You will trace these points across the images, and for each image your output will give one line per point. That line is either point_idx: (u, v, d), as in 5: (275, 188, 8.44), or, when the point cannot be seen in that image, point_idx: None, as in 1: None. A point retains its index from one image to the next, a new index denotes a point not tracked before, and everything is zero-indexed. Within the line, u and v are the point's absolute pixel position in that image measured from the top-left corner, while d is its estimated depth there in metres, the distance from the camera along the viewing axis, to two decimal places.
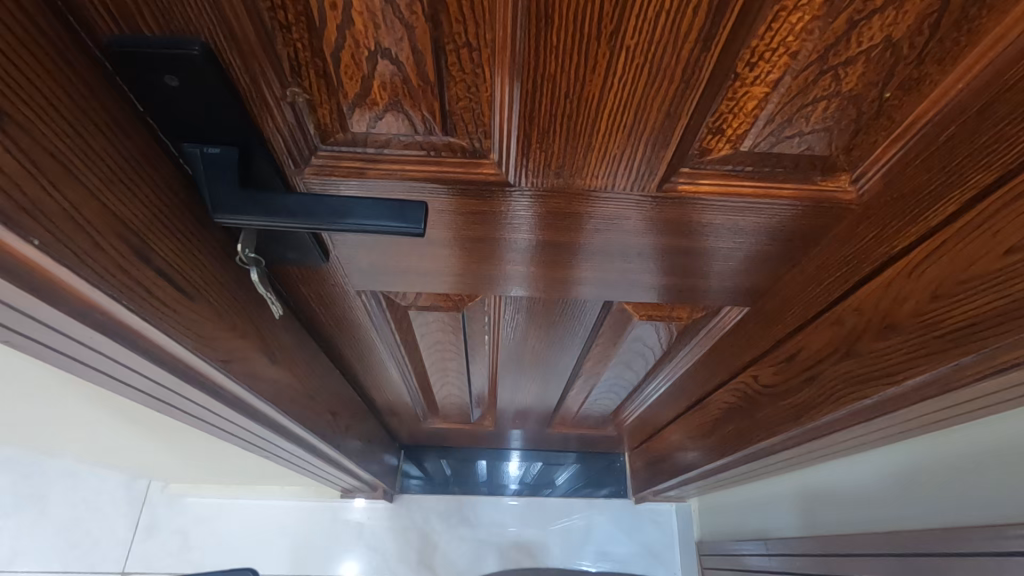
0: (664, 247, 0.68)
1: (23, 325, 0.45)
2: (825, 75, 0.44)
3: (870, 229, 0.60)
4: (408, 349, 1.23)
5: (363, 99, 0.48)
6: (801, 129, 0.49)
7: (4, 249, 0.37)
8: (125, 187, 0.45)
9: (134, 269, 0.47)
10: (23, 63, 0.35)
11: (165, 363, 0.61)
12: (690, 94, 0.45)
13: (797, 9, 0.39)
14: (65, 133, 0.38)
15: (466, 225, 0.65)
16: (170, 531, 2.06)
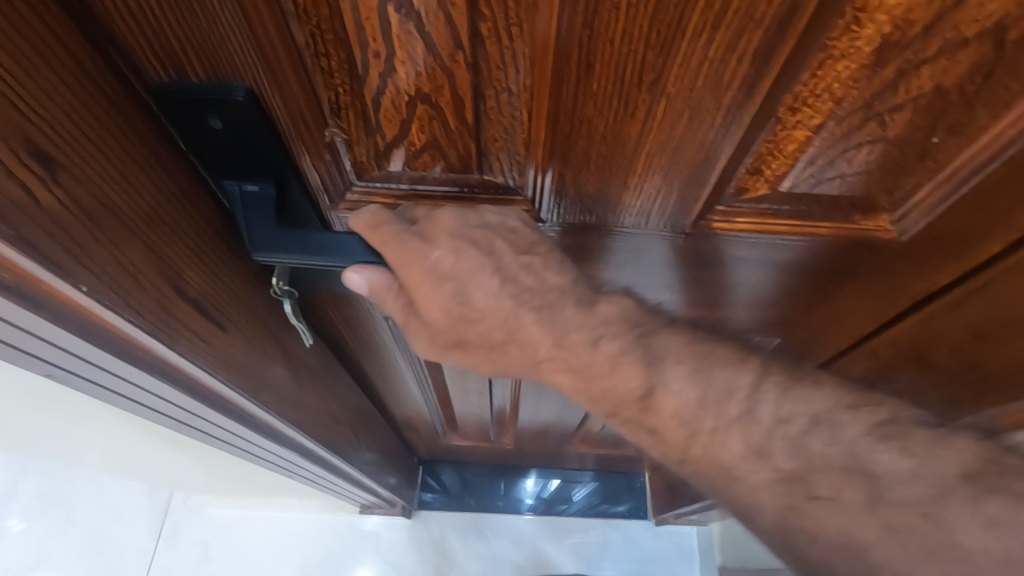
0: (693, 279, 0.67)
1: (68, 363, 0.46)
2: (870, 121, 0.44)
3: (909, 264, 0.57)
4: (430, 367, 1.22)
5: (401, 140, 0.49)
6: (843, 172, 0.50)
7: (53, 294, 0.38)
8: (168, 228, 0.45)
9: (175, 307, 0.47)
10: (78, 115, 0.36)
11: (195, 393, 0.61)
12: (729, 136, 0.45)
13: (845, 56, 0.39)
14: (114, 178, 0.39)
15: None
16: (191, 542, 2.06)
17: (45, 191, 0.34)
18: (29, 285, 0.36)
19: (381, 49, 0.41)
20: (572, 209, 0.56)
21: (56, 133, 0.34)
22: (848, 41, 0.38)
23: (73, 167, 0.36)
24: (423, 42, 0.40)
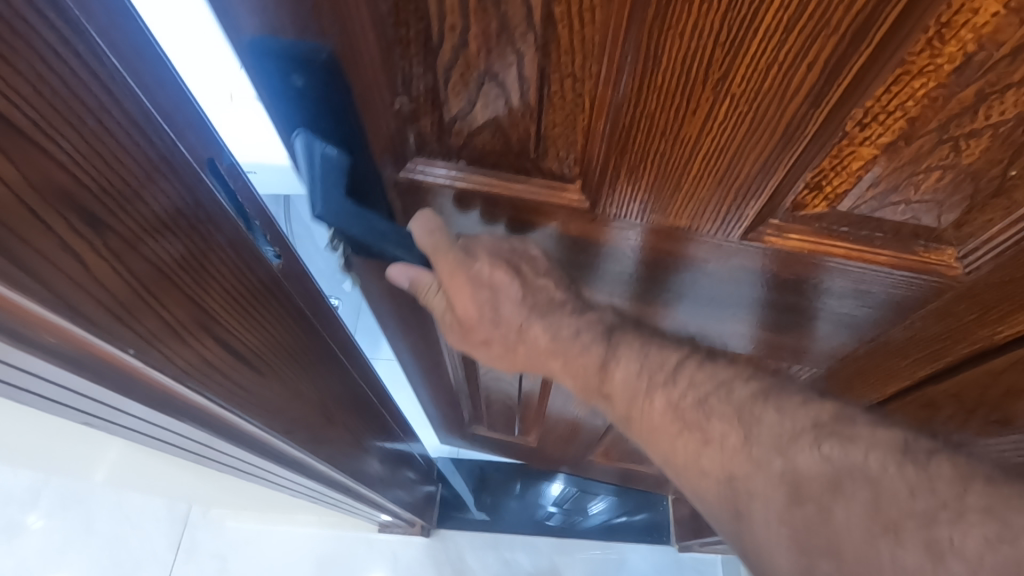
0: (752, 293, 0.64)
1: (106, 413, 0.46)
2: (942, 145, 0.41)
3: (970, 310, 0.54)
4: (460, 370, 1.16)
5: (466, 116, 0.49)
6: (908, 198, 0.47)
7: (95, 355, 0.37)
8: (220, 283, 0.44)
9: (215, 356, 0.46)
10: (139, 188, 0.34)
11: (230, 433, 0.60)
12: (791, 145, 0.43)
13: (922, 74, 0.37)
14: (171, 247, 0.38)
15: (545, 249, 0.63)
16: (210, 555, 1.91)
17: (95, 255, 0.32)
18: (76, 350, 0.35)
19: (457, 24, 0.41)
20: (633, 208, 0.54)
21: (114, 204, 0.32)
22: (928, 58, 0.36)
23: (136, 234, 0.35)
24: (497, 19, 0.40)
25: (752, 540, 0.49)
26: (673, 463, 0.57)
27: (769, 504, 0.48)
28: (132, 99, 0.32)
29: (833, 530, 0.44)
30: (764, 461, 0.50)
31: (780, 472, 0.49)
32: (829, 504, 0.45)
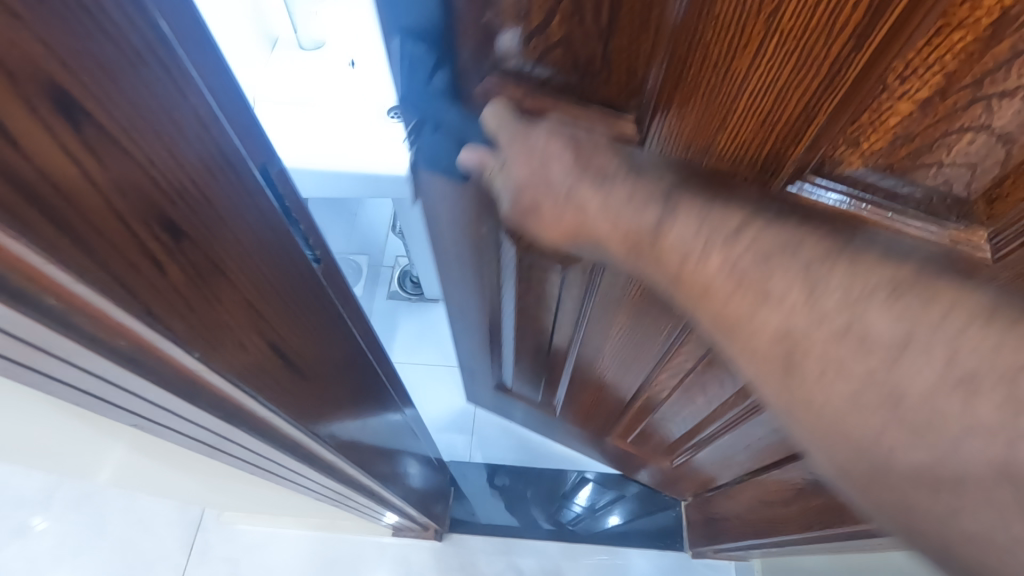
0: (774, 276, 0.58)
1: (163, 419, 0.48)
2: (977, 104, 0.39)
3: None
4: (496, 314, 1.08)
5: (542, 30, 0.50)
6: (940, 160, 0.44)
7: (164, 359, 0.39)
8: (271, 289, 0.47)
9: (267, 358, 0.49)
10: (210, 201, 0.37)
11: (282, 444, 0.61)
12: (835, 91, 0.43)
13: (962, 27, 0.35)
14: (232, 254, 0.41)
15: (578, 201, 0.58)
16: (222, 558, 1.80)
17: (167, 254, 0.35)
18: (148, 355, 0.38)
19: None
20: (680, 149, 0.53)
21: (185, 208, 0.35)
22: (967, 10, 0.34)
23: (202, 237, 0.37)
24: None
25: (815, 407, 0.46)
26: (720, 333, 0.51)
27: (839, 363, 0.45)
28: (204, 107, 0.35)
29: (899, 380, 0.43)
30: (828, 316, 0.46)
31: (848, 325, 0.45)
32: (897, 361, 0.43)
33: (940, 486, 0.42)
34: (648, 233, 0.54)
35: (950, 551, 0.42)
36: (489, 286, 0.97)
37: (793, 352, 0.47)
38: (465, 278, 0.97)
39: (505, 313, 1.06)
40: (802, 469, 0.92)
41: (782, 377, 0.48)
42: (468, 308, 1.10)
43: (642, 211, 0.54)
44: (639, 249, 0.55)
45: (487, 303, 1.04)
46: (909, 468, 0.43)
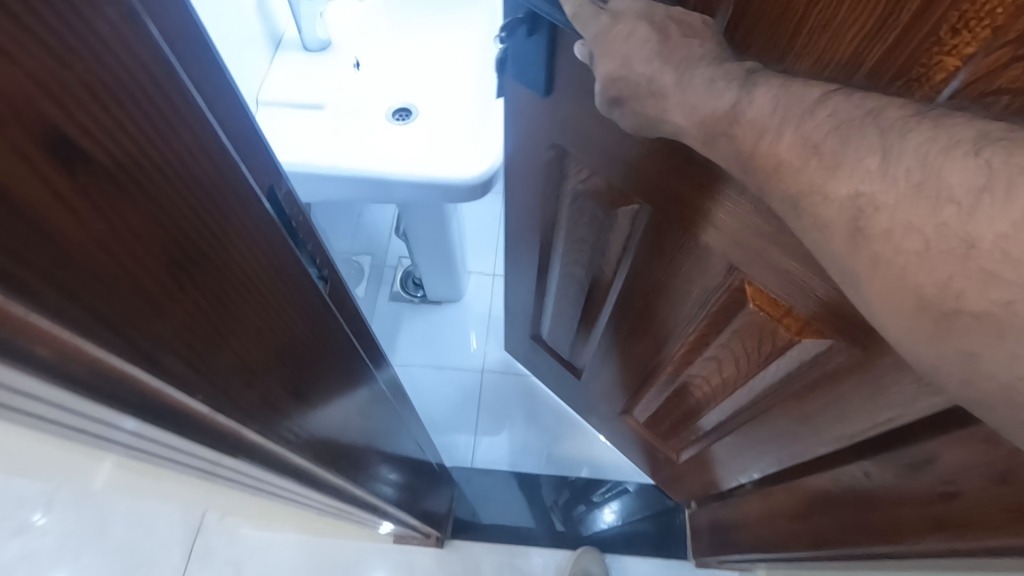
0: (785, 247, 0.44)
1: (178, 462, 0.38)
2: None
3: None
4: (548, 269, 0.82)
5: None
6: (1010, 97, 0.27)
7: (181, 411, 0.29)
8: (302, 313, 0.37)
9: (297, 403, 0.40)
10: (223, 202, 0.26)
11: (316, 487, 0.53)
12: None
13: None
14: (261, 275, 0.31)
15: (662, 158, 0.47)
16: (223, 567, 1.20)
17: (171, 278, 0.25)
18: (170, 408, 0.29)
19: None
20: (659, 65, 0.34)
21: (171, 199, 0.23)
22: None
23: (222, 254, 0.27)
24: None
25: (883, 259, 0.27)
26: (784, 210, 0.31)
27: (909, 218, 0.26)
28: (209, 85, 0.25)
29: (975, 227, 0.24)
30: (898, 168, 0.26)
31: (918, 181, 0.26)
32: (974, 213, 0.24)
33: (1008, 325, 0.24)
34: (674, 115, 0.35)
35: (1008, 389, 0.25)
36: (557, 250, 0.76)
37: (856, 213, 0.28)
38: (515, 221, 0.79)
39: (550, 269, 0.82)
40: (836, 487, 0.63)
41: (845, 236, 0.28)
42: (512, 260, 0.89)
43: (716, 92, 0.33)
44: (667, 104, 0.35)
45: (524, 246, 0.83)
46: (978, 304, 0.25)
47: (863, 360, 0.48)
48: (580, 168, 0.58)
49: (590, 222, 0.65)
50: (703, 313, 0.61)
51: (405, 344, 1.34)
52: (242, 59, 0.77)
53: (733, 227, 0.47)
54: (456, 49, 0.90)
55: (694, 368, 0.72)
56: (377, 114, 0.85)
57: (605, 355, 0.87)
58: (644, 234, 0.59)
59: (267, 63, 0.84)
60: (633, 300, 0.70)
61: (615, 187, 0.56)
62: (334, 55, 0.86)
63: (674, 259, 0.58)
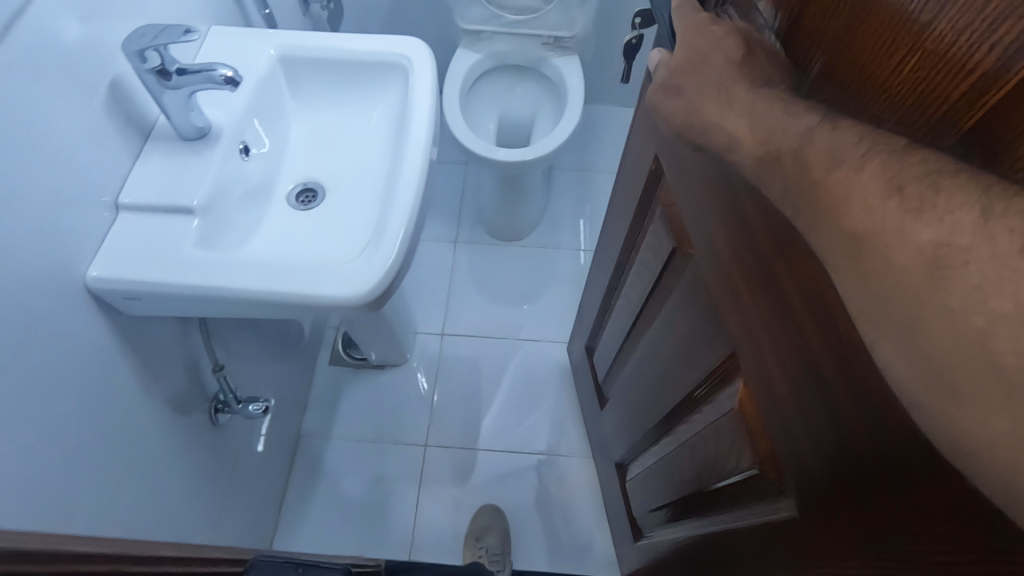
0: (785, 339, 0.37)
1: None
2: None
3: None
4: (614, 288, 0.81)
5: None
6: None
7: None
8: None
9: None
10: None
11: None
12: None
13: None
14: None
15: (717, 200, 0.43)
16: None
17: None
18: None
19: None
20: (726, 74, 0.33)
21: None
22: None
23: None
24: None
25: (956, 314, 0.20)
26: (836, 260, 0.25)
27: (1002, 276, 0.19)
28: None
29: None
30: (998, 227, 0.19)
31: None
32: None
33: None
34: (727, 124, 0.31)
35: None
36: (626, 264, 0.74)
37: (931, 257, 0.21)
38: (617, 232, 0.76)
39: (620, 288, 0.78)
40: None
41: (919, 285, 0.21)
42: (601, 257, 0.86)
43: (797, 116, 0.28)
44: (732, 120, 0.31)
45: (611, 255, 0.80)
46: None
47: (794, 528, 0.40)
48: (669, 192, 0.55)
49: (654, 252, 0.61)
50: (697, 392, 0.54)
51: (346, 410, 1.20)
52: (94, 154, 0.56)
53: (745, 315, 0.42)
54: (364, 126, 0.75)
55: (672, 448, 0.63)
56: (277, 198, 0.71)
57: (622, 396, 0.81)
58: (682, 286, 0.54)
59: (128, 157, 0.60)
60: (655, 353, 0.64)
61: (683, 223, 0.52)
62: (215, 143, 0.63)
63: (693, 326, 0.52)
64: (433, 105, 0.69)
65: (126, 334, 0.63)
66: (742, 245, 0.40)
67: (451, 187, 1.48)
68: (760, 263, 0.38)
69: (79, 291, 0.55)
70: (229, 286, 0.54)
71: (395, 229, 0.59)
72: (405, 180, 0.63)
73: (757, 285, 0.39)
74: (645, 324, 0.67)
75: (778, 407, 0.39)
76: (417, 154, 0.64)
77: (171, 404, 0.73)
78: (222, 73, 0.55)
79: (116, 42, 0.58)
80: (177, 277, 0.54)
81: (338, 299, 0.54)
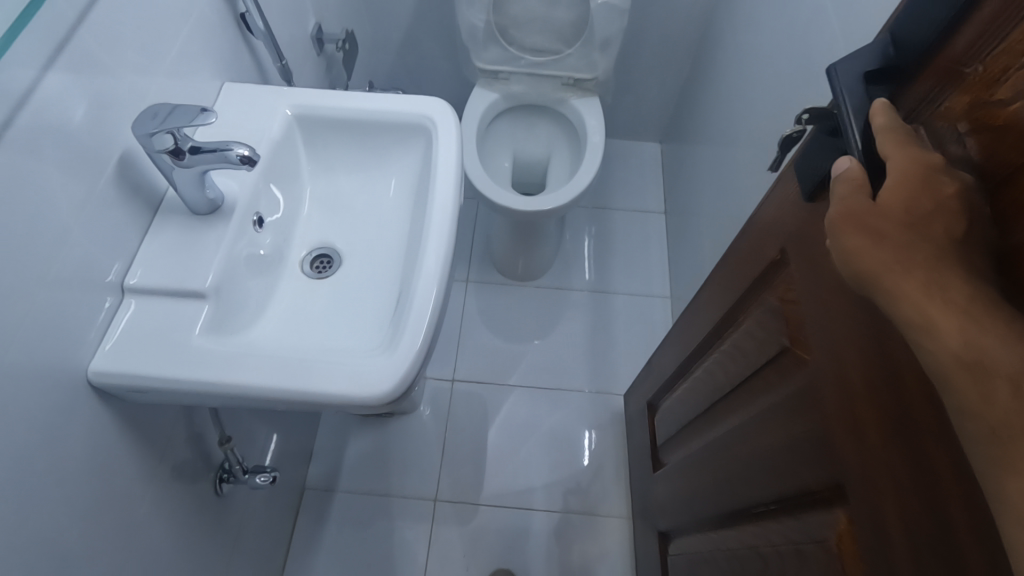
0: (928, 510, 0.34)
1: None
2: None
3: None
4: (694, 359, 0.77)
5: (991, 102, 0.33)
6: None
7: None
8: None
9: None
10: None
11: None
12: None
13: None
14: None
15: (868, 336, 0.40)
16: None
17: None
18: None
19: None
20: (938, 244, 0.33)
21: None
22: None
23: None
24: None
25: None
26: (992, 467, 0.27)
27: None
28: None
29: None
30: None
31: None
32: None
33: None
34: (925, 306, 0.31)
35: None
36: (713, 341, 0.70)
37: None
38: (706, 308, 0.72)
39: (701, 363, 0.74)
40: None
41: None
42: (684, 323, 0.81)
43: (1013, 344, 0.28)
44: (926, 305, 0.31)
45: (697, 326, 0.75)
46: None
47: None
48: (789, 284, 0.51)
49: (757, 341, 0.57)
50: (779, 505, 0.50)
51: (350, 462, 1.16)
52: (101, 239, 0.52)
53: (866, 451, 0.39)
54: (389, 191, 0.72)
55: (736, 545, 0.59)
56: (290, 265, 0.68)
57: (682, 470, 0.77)
58: (784, 391, 0.50)
59: (136, 235, 0.57)
60: (735, 443, 0.60)
61: (802, 325, 0.48)
62: (230, 216, 0.59)
63: (787, 437, 0.49)
64: (456, 184, 0.64)
65: (132, 418, 0.59)
66: (882, 382, 0.38)
67: (462, 225, 1.45)
68: (908, 416, 0.36)
69: (79, 386, 0.51)
70: (232, 382, 0.51)
71: (412, 328, 0.55)
72: (427, 272, 0.58)
73: (892, 431, 0.37)
74: (729, 410, 0.63)
75: (887, 563, 0.37)
76: (441, 235, 0.61)
77: (176, 481, 0.70)
78: (238, 152, 0.52)
79: (125, 115, 0.55)
80: (186, 373, 0.51)
81: (359, 400, 0.51)
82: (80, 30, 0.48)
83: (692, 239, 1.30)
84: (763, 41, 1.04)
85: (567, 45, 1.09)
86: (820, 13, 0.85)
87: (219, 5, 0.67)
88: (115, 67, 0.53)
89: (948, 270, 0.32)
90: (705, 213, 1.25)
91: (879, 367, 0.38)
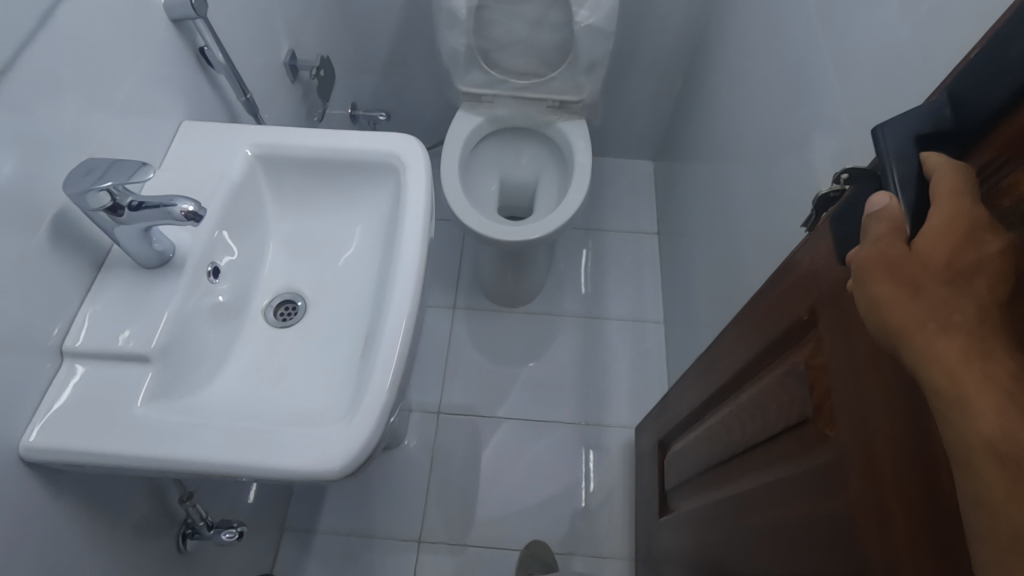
0: None
1: None
2: None
3: None
4: (710, 407, 0.73)
5: None
6: None
7: None
8: None
9: None
10: None
11: None
12: None
13: None
14: None
15: (903, 418, 0.35)
16: None
17: None
18: None
19: None
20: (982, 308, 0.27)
21: None
22: None
23: None
24: None
25: None
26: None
27: None
28: None
29: None
30: None
31: None
32: None
33: None
34: (961, 374, 0.27)
35: None
36: (731, 392, 0.66)
37: None
38: (726, 357, 0.68)
39: (717, 412, 0.70)
40: None
41: None
42: (701, 366, 0.77)
43: None
44: (962, 372, 0.27)
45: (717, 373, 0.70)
46: None
47: None
48: (818, 346, 0.47)
49: (777, 402, 0.52)
50: None
51: (333, 498, 1.13)
52: (37, 300, 0.49)
53: (891, 549, 0.34)
54: (363, 232, 0.68)
55: None
56: (253, 313, 0.64)
57: (691, 523, 0.73)
58: (803, 464, 0.46)
59: (78, 291, 0.53)
60: (749, 508, 0.55)
61: (829, 394, 0.43)
62: (182, 268, 0.56)
63: (805, 515, 0.44)
64: (428, 228, 0.61)
65: (78, 487, 0.55)
66: (912, 475, 0.34)
67: (451, 250, 1.42)
68: (943, 515, 0.31)
69: (11, 462, 0.47)
70: (179, 453, 0.47)
71: (374, 392, 0.51)
72: (390, 328, 0.54)
73: (920, 532, 0.32)
74: (743, 471, 0.59)
75: None
76: (409, 284, 0.57)
77: (136, 541, 0.66)
78: (182, 208, 0.48)
79: (65, 165, 0.51)
80: (130, 444, 0.47)
81: (316, 471, 0.47)
82: (8, 81, 0.45)
83: (686, 264, 1.26)
84: (756, 62, 1.00)
85: (551, 69, 1.06)
86: (812, 38, 0.81)
87: (174, 41, 0.63)
88: (52, 117, 0.49)
89: (991, 341, 0.27)
90: (699, 237, 1.20)
91: (915, 455, 0.34)
